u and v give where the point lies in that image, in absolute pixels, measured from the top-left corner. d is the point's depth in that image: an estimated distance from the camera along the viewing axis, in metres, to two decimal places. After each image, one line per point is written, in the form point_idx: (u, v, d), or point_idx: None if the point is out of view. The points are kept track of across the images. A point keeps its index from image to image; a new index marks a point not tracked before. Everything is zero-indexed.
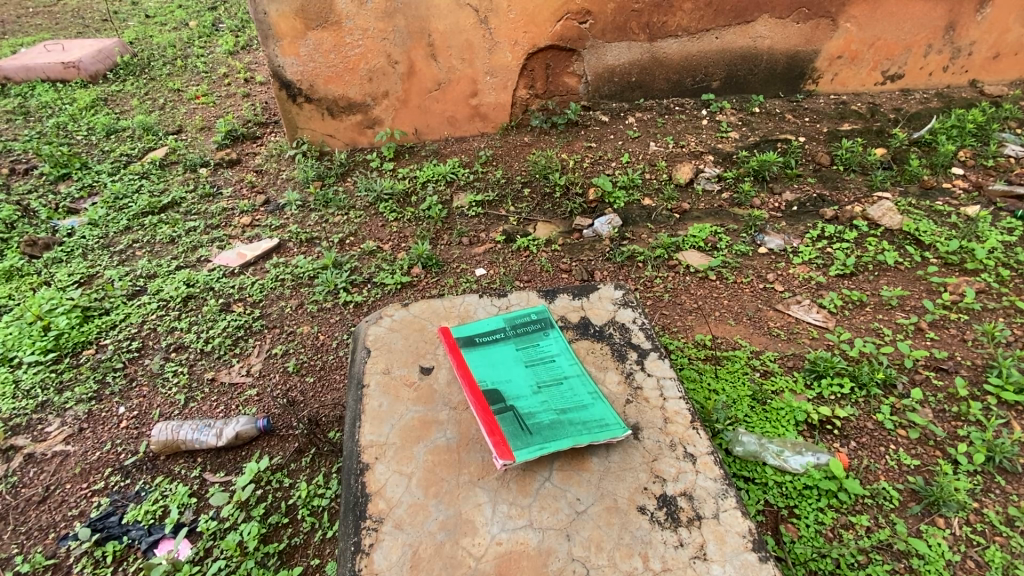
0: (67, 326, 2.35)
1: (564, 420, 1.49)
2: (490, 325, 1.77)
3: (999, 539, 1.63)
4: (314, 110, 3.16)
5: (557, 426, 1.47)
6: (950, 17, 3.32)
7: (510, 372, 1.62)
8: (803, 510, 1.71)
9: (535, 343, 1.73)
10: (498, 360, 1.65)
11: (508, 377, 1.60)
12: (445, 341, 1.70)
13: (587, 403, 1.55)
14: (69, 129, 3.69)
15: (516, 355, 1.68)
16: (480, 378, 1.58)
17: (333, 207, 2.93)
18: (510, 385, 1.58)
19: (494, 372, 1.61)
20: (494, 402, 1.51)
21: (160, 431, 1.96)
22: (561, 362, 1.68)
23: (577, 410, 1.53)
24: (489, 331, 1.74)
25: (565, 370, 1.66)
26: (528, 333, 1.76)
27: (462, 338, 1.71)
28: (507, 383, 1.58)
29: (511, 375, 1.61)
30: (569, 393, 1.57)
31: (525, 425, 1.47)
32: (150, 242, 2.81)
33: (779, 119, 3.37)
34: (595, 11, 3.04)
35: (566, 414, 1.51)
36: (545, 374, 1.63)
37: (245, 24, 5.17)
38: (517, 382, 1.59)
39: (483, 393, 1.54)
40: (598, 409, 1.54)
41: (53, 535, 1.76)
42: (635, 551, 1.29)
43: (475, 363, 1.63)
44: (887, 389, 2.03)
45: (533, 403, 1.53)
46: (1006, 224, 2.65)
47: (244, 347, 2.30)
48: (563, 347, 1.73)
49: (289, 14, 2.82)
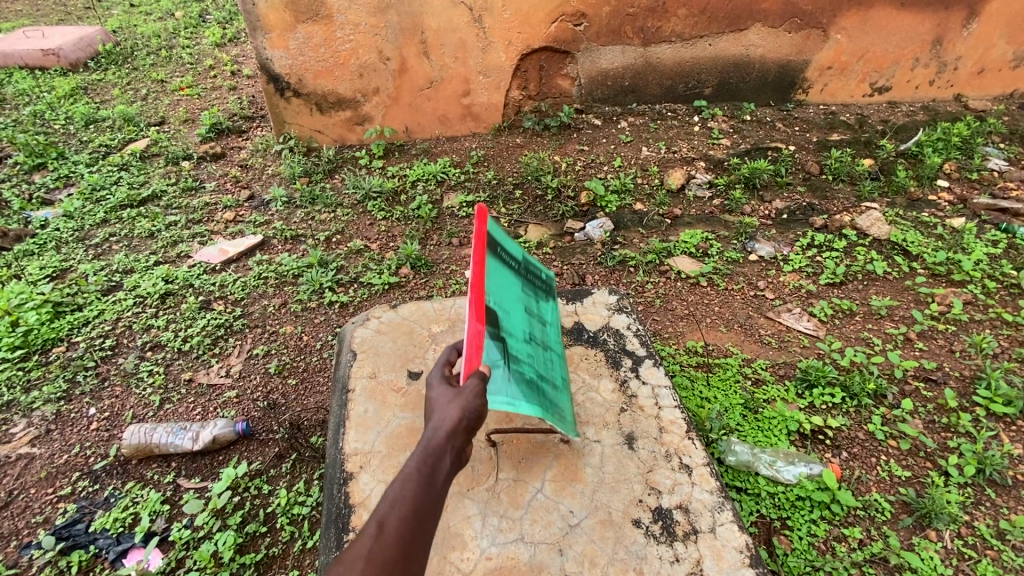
0: (37, 322, 2.24)
1: (540, 391, 1.34)
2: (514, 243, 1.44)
3: (990, 552, 1.62)
4: (302, 105, 3.10)
5: (533, 390, 1.31)
6: (937, 32, 3.35)
7: (512, 306, 1.37)
8: (796, 521, 1.68)
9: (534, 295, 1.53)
10: (507, 284, 1.36)
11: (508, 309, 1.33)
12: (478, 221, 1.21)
13: (556, 385, 1.44)
14: (46, 117, 3.57)
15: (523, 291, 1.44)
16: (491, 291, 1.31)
17: (320, 204, 2.86)
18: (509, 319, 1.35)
19: (501, 294, 1.32)
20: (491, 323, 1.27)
21: (133, 434, 1.87)
22: (546, 331, 1.53)
23: (551, 387, 1.40)
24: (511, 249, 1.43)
25: (551, 343, 1.52)
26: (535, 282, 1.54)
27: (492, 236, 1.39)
28: (506, 313, 1.32)
29: (511, 310, 1.35)
30: (547, 366, 1.44)
31: (505, 370, 1.24)
32: (128, 237, 2.71)
33: (770, 128, 3.38)
34: (591, 13, 3.02)
35: (541, 383, 1.37)
36: (534, 331, 1.45)
37: (233, 16, 5.05)
38: (512, 320, 1.34)
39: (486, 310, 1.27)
40: (563, 396, 1.45)
41: (15, 543, 1.67)
42: (630, 567, 1.24)
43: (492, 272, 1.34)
44: (877, 399, 2.03)
45: (520, 355, 1.33)
46: (991, 236, 2.67)
47: (225, 347, 2.22)
48: (553, 320, 1.60)
49: (278, 6, 2.76)
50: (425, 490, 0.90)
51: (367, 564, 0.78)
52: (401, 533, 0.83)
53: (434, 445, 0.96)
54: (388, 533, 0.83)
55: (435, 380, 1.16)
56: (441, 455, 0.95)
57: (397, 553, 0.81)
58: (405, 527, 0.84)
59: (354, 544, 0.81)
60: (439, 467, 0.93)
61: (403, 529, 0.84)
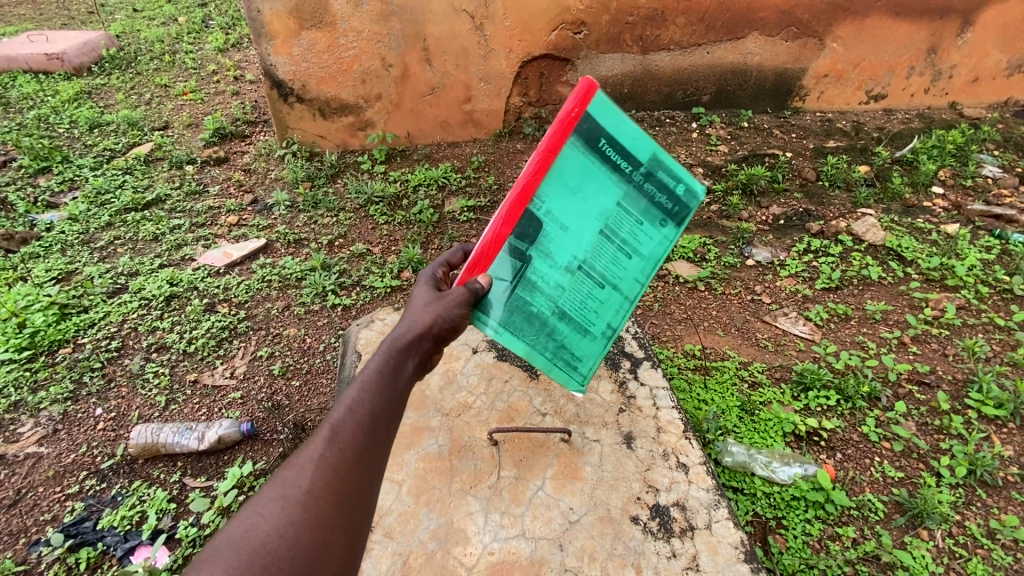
0: (43, 324, 2.27)
1: (550, 326, 1.30)
2: (633, 143, 1.20)
3: (980, 551, 1.65)
4: (306, 110, 3.14)
5: (538, 322, 1.29)
6: (931, 41, 3.40)
7: (569, 222, 1.24)
8: (791, 520, 1.72)
9: (639, 218, 1.25)
10: (585, 194, 1.23)
11: (567, 223, 1.24)
12: (573, 100, 1.14)
13: (589, 327, 1.31)
14: (50, 121, 3.61)
15: (608, 208, 1.24)
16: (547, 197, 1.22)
17: (323, 209, 2.90)
18: (557, 236, 1.25)
19: (561, 206, 1.23)
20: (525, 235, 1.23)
21: (140, 433, 1.90)
22: (627, 262, 1.28)
23: (572, 328, 1.31)
24: (622, 152, 1.20)
25: (623, 278, 1.29)
26: (651, 201, 1.24)
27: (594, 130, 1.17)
28: (557, 229, 1.25)
29: (571, 227, 1.25)
30: (588, 306, 1.30)
31: (512, 291, 1.25)
32: (133, 240, 2.75)
33: (766, 135, 3.43)
34: (590, 22, 3.07)
35: (559, 320, 1.30)
36: (598, 262, 1.28)
37: (236, 21, 5.09)
38: (566, 240, 1.26)
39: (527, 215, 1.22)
40: (593, 346, 1.32)
41: (23, 540, 1.69)
42: (628, 562, 1.27)
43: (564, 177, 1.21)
44: (872, 402, 2.06)
45: (547, 281, 1.27)
46: (985, 242, 2.72)
47: (229, 349, 2.25)
48: (659, 258, 1.27)
49: (283, 13, 2.82)
50: (382, 394, 0.96)
51: (318, 466, 0.84)
52: (356, 436, 0.89)
53: (393, 352, 1.02)
54: (342, 437, 0.89)
55: (425, 277, 1.25)
56: (398, 365, 1.01)
57: (349, 455, 0.87)
58: (361, 429, 0.90)
59: (307, 446, 0.87)
60: (396, 376, 1.00)
61: (358, 431, 0.90)
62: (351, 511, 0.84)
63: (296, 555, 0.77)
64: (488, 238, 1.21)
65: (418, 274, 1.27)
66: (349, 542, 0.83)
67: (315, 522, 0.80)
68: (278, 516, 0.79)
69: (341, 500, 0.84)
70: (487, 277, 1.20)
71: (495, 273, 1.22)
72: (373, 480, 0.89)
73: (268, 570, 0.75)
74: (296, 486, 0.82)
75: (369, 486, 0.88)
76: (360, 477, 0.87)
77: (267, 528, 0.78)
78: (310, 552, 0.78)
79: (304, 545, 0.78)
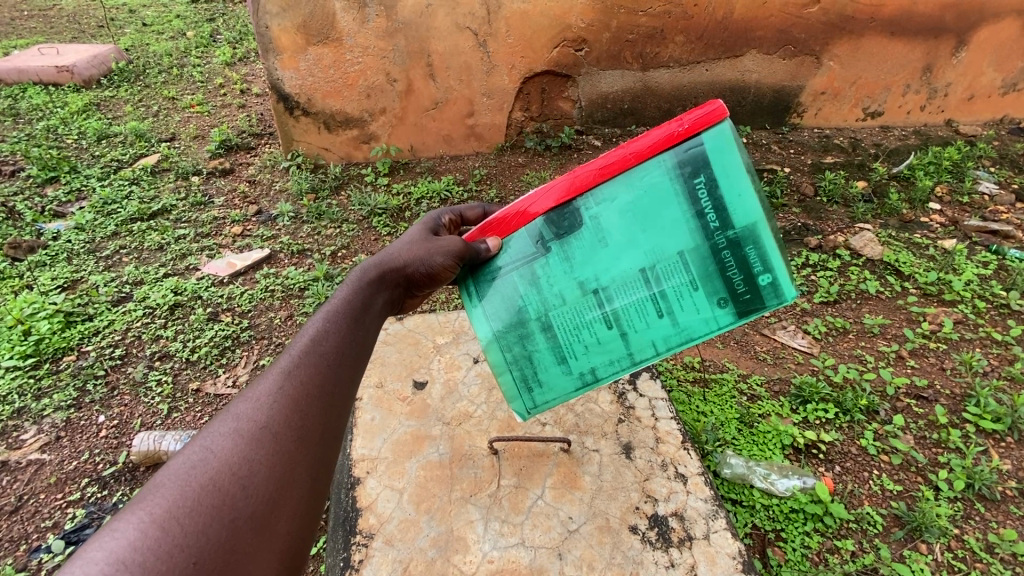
0: (49, 332, 2.30)
1: (528, 331, 1.24)
2: (733, 201, 1.05)
3: (979, 565, 1.66)
4: (311, 123, 3.20)
5: (518, 319, 1.24)
6: (926, 60, 3.46)
7: (611, 236, 1.15)
8: (790, 533, 1.72)
9: (697, 282, 1.10)
10: (648, 221, 1.12)
11: (609, 239, 1.15)
12: (690, 114, 1.07)
13: (568, 358, 1.22)
14: (59, 132, 3.67)
15: (666, 251, 1.11)
16: (605, 199, 1.15)
17: (326, 220, 2.93)
18: (590, 245, 1.17)
19: (612, 218, 1.15)
20: (559, 224, 1.19)
21: (142, 441, 1.91)
22: (651, 319, 1.14)
23: (550, 347, 1.23)
24: (716, 201, 1.06)
25: (635, 331, 1.15)
26: (721, 272, 1.08)
27: (701, 162, 1.06)
28: (595, 238, 1.16)
29: (610, 245, 1.15)
30: (580, 338, 1.19)
31: (508, 272, 1.24)
32: (138, 249, 2.78)
33: (765, 150, 3.48)
34: (591, 39, 3.12)
35: (540, 330, 1.23)
36: (619, 299, 1.16)
37: (243, 36, 5.17)
38: (596, 253, 1.16)
39: (572, 206, 1.18)
40: (562, 379, 1.23)
41: (24, 547, 1.71)
42: (627, 570, 1.28)
43: (637, 190, 1.12)
44: (870, 415, 2.07)
45: (552, 285, 1.21)
46: (981, 258, 2.74)
47: (232, 357, 2.26)
48: (691, 334, 1.11)
49: (290, 29, 2.89)
50: (349, 331, 1.00)
51: (274, 400, 0.84)
52: (320, 369, 0.91)
53: (361, 294, 1.09)
54: (305, 369, 0.90)
55: (428, 218, 1.36)
56: (364, 306, 1.07)
57: (308, 393, 0.87)
58: (326, 362, 0.93)
59: (261, 385, 0.86)
60: (364, 315, 1.06)
61: (321, 365, 0.92)
62: (313, 449, 0.83)
63: (252, 492, 0.74)
64: (519, 207, 1.23)
65: (424, 215, 1.37)
66: (311, 481, 0.81)
67: (273, 458, 0.79)
68: (231, 454, 0.76)
69: (300, 436, 0.83)
70: (496, 242, 1.24)
71: (507, 243, 1.25)
72: (334, 421, 0.89)
73: (222, 506, 0.71)
74: (251, 422, 0.81)
75: (329, 425, 0.87)
76: (324, 410, 0.88)
77: (218, 465, 0.75)
78: (269, 487, 0.76)
79: (262, 481, 0.76)
